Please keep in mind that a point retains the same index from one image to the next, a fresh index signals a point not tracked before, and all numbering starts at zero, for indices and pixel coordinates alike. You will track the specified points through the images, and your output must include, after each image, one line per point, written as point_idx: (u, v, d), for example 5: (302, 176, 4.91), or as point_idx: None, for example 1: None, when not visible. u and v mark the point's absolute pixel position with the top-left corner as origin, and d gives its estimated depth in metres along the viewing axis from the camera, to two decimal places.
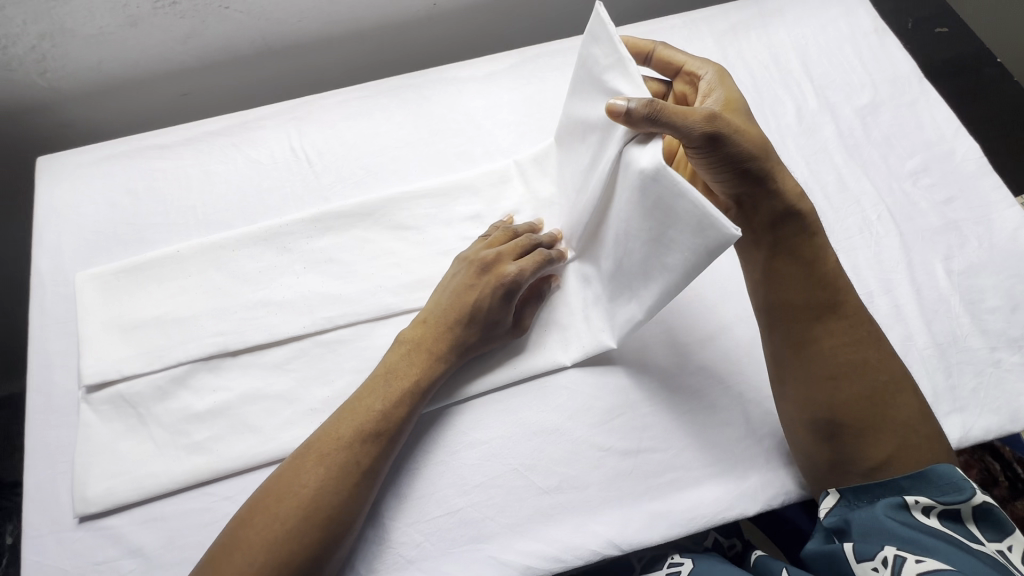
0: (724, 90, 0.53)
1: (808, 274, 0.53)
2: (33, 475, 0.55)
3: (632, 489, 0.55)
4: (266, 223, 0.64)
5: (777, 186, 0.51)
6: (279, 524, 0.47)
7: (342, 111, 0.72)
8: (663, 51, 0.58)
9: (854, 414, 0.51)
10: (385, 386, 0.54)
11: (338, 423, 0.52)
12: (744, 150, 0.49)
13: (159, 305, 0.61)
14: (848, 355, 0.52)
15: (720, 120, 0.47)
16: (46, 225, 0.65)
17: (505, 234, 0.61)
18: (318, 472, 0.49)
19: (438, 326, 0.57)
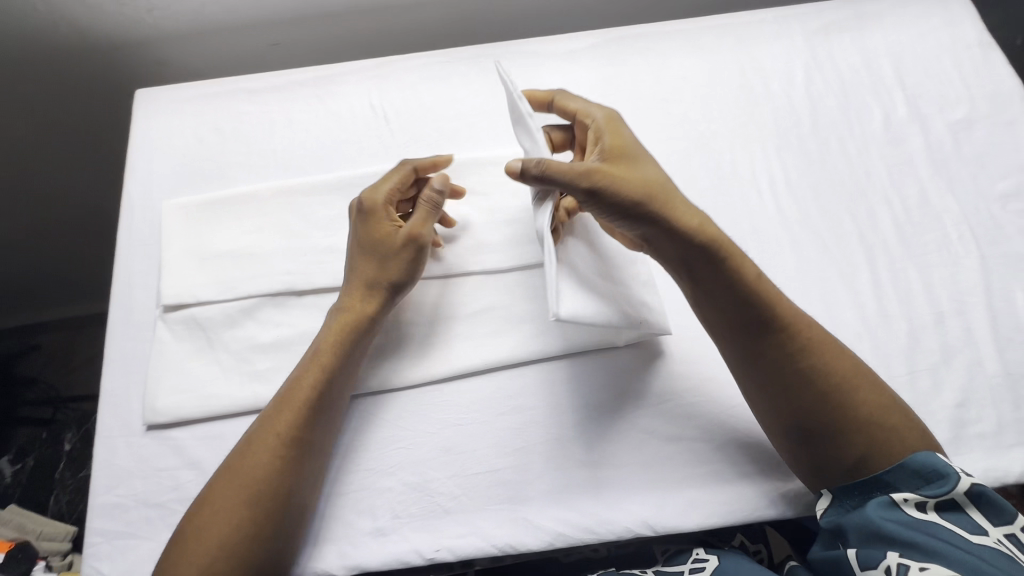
0: (611, 136, 0.54)
1: (734, 305, 0.51)
2: (112, 380, 0.59)
3: (670, 474, 0.56)
4: (341, 173, 0.66)
5: (676, 224, 0.50)
6: (276, 445, 0.49)
7: (423, 74, 0.73)
8: (560, 100, 0.57)
9: (831, 417, 0.49)
10: (338, 323, 0.55)
11: (274, 410, 0.51)
12: (632, 196, 0.49)
13: (234, 240, 0.63)
14: (793, 369, 0.50)
15: (599, 175, 0.48)
16: (139, 153, 0.69)
17: (407, 172, 0.59)
18: (262, 453, 0.48)
19: (358, 298, 0.56)
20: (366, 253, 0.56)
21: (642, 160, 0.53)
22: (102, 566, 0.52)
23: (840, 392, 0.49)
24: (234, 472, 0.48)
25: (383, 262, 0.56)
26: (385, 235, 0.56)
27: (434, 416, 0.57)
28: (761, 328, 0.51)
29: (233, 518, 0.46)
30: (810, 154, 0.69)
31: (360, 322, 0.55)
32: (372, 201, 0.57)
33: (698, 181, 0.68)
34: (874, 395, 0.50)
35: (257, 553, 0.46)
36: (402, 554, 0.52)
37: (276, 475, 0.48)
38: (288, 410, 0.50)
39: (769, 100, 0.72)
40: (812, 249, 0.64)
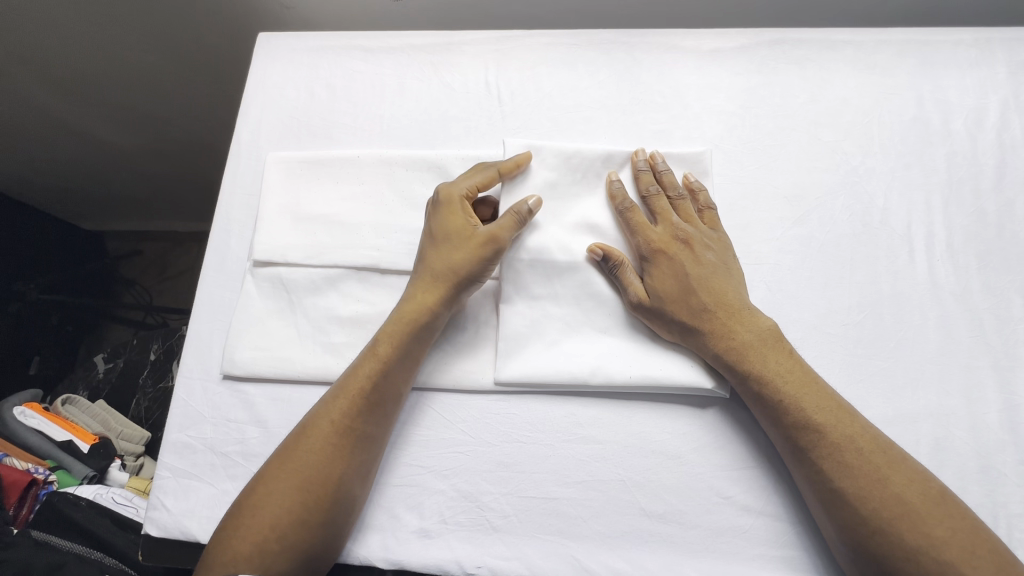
0: (694, 234, 0.56)
1: (779, 412, 0.49)
2: (200, 322, 0.61)
3: (740, 548, 0.50)
4: (444, 152, 0.63)
5: (732, 328, 0.52)
6: (331, 434, 0.49)
7: (547, 55, 0.68)
8: (655, 200, 0.57)
9: (894, 522, 0.44)
10: (398, 313, 0.54)
11: (327, 406, 0.51)
12: (677, 308, 0.53)
13: (329, 205, 0.62)
14: (872, 482, 0.45)
15: (654, 294, 0.54)
16: (253, 99, 0.69)
17: (489, 172, 0.58)
18: (325, 450, 0.49)
19: (420, 298, 0.54)
20: (437, 249, 0.55)
21: (713, 267, 0.54)
22: (166, 499, 0.55)
23: (892, 492, 0.45)
24: (296, 458, 0.49)
25: (450, 258, 0.55)
26: (458, 228, 0.55)
27: (498, 427, 0.55)
28: (788, 429, 0.49)
29: (290, 505, 0.47)
30: (985, 216, 0.58)
31: (422, 311, 0.54)
32: (447, 193, 0.56)
33: (838, 225, 0.59)
34: (934, 498, 0.45)
35: (312, 543, 0.47)
36: (442, 561, 0.51)
37: (340, 469, 0.49)
38: (342, 403, 0.51)
39: (946, 141, 0.61)
40: (963, 330, 0.55)
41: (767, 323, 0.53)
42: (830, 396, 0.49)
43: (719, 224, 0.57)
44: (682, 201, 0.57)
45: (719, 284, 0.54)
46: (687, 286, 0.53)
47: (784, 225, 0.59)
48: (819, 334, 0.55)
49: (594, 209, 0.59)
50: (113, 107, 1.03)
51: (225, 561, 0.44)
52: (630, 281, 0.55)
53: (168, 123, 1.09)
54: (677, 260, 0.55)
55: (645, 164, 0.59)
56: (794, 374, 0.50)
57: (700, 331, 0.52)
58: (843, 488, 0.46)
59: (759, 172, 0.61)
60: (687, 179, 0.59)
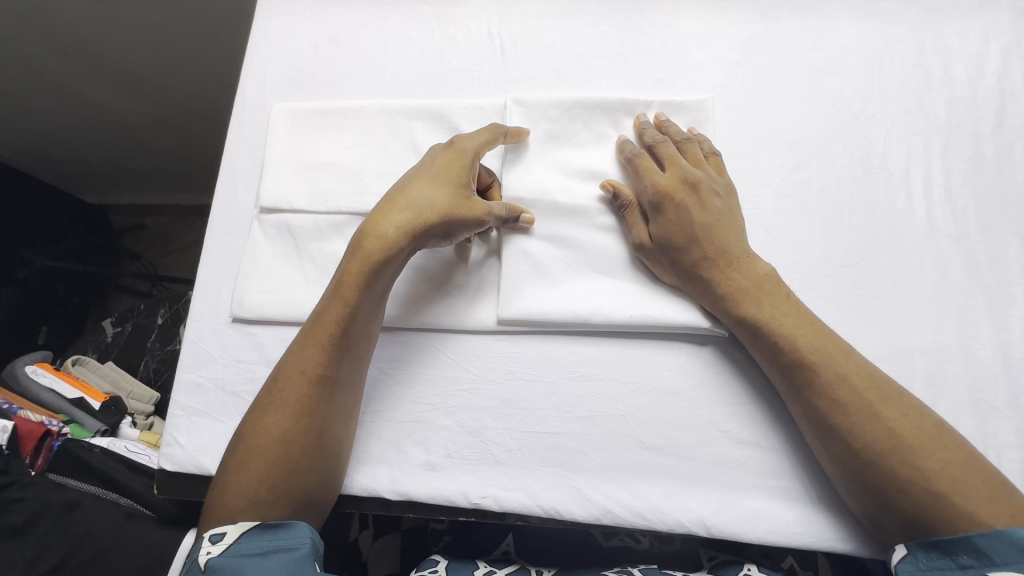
0: (701, 180, 0.56)
1: (774, 354, 0.50)
2: (208, 267, 0.62)
3: (737, 479, 0.52)
4: (445, 101, 0.64)
5: (726, 278, 0.53)
6: (302, 377, 0.50)
7: (549, 6, 0.68)
8: (663, 147, 0.57)
9: (887, 457, 0.45)
10: (361, 250, 0.52)
11: (301, 347, 0.51)
12: (682, 254, 0.54)
13: (334, 153, 0.63)
14: (863, 423, 0.46)
15: (661, 238, 0.54)
16: (257, 52, 0.69)
17: (497, 134, 0.57)
18: (301, 390, 0.49)
19: (383, 238, 0.52)
20: (413, 189, 0.54)
21: (714, 214, 0.55)
22: (179, 436, 0.56)
23: (886, 428, 0.45)
24: (273, 398, 0.50)
25: (424, 201, 0.53)
26: (449, 174, 0.54)
27: (502, 366, 0.56)
28: (785, 370, 0.50)
29: (280, 442, 0.48)
30: (983, 160, 0.59)
31: (388, 248, 0.52)
32: (462, 143, 0.56)
33: (838, 170, 0.59)
34: (931, 434, 0.45)
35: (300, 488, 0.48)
36: (448, 492, 0.53)
37: (319, 411, 0.49)
38: (311, 344, 0.51)
39: (946, 88, 0.61)
40: (959, 271, 0.55)
41: (766, 269, 0.53)
42: (828, 337, 0.50)
43: (725, 174, 0.57)
44: (689, 148, 0.58)
45: (723, 231, 0.54)
46: (691, 231, 0.54)
47: (783, 170, 0.59)
48: (817, 276, 0.56)
49: (596, 157, 0.60)
50: (112, 73, 1.03)
51: (236, 491, 0.47)
52: (636, 224, 0.56)
53: (169, 89, 1.10)
54: (683, 206, 0.55)
55: (651, 124, 0.60)
56: (789, 317, 0.51)
57: (700, 275, 0.53)
58: (837, 423, 0.47)
59: (760, 119, 0.61)
60: (694, 135, 0.60)
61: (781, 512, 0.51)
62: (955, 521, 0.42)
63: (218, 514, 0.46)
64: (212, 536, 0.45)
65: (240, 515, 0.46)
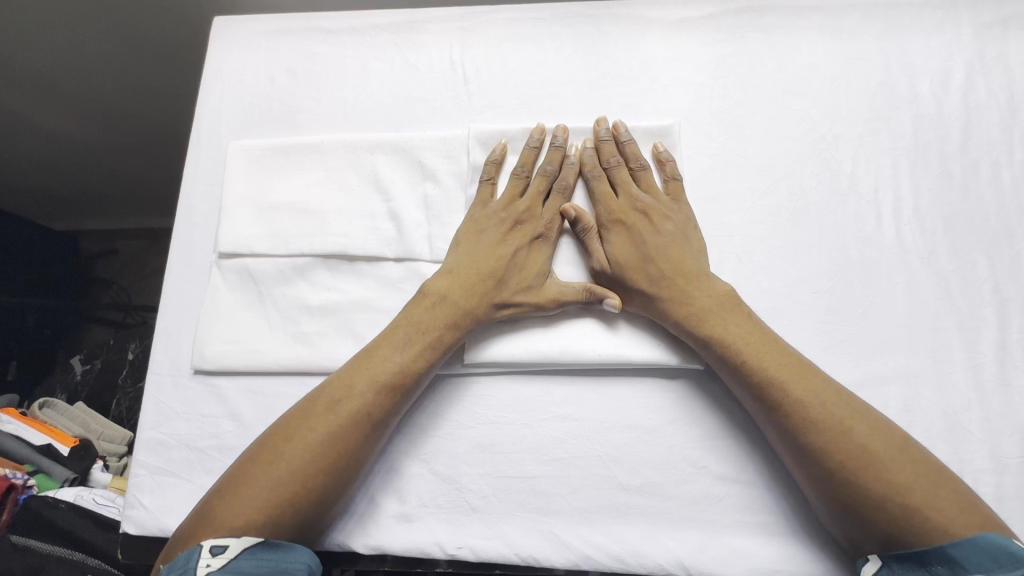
0: (653, 203, 0.56)
1: (742, 374, 0.50)
2: (167, 316, 0.59)
3: (716, 516, 0.51)
4: (408, 134, 0.62)
5: (684, 295, 0.52)
6: (358, 418, 0.49)
7: (512, 31, 0.66)
8: (618, 171, 0.58)
9: (859, 474, 0.44)
10: (453, 303, 0.53)
11: (354, 372, 0.51)
12: (643, 279, 0.54)
13: (294, 192, 0.61)
14: (838, 437, 0.46)
15: (617, 265, 0.55)
16: (212, 87, 0.67)
17: (534, 155, 0.59)
18: (329, 420, 0.49)
19: (475, 282, 0.54)
20: (497, 249, 0.56)
21: (669, 236, 0.55)
22: (143, 497, 0.54)
23: (855, 441, 0.46)
24: (313, 429, 0.48)
25: (506, 264, 0.55)
26: (516, 221, 0.56)
27: (474, 409, 0.55)
28: (754, 389, 0.49)
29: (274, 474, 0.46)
30: (950, 177, 0.58)
31: (478, 315, 0.54)
32: (538, 185, 0.58)
33: (808, 193, 0.59)
34: (897, 443, 0.46)
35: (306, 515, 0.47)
36: (423, 543, 0.51)
37: (362, 450, 0.49)
38: (373, 386, 0.50)
39: (912, 105, 0.60)
40: (930, 293, 0.55)
41: (725, 289, 0.53)
42: (789, 356, 0.50)
43: (682, 197, 0.57)
44: (643, 172, 0.58)
45: (676, 252, 0.54)
46: (645, 254, 0.54)
47: (753, 195, 0.59)
48: (790, 303, 0.55)
49: None
50: (69, 104, 1.01)
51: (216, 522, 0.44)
52: (594, 248, 0.56)
53: (128, 115, 1.07)
54: (636, 230, 0.55)
55: (609, 133, 0.59)
56: (755, 336, 0.50)
57: (660, 297, 0.53)
58: (807, 429, 0.47)
59: (728, 143, 0.60)
60: (655, 150, 0.59)
61: (761, 548, 0.50)
62: (932, 536, 0.42)
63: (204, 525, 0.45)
64: (215, 547, 0.42)
65: (230, 529, 0.44)
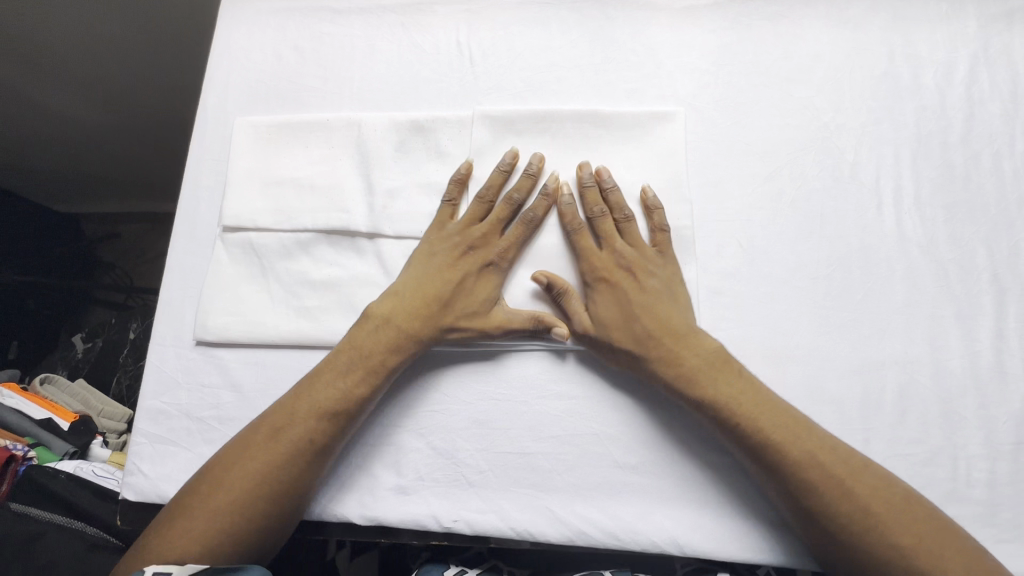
0: (637, 255, 0.55)
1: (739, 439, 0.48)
2: (170, 288, 0.60)
3: (711, 496, 0.52)
4: (413, 114, 0.62)
5: (674, 360, 0.51)
6: (298, 445, 0.49)
7: (519, 15, 0.67)
8: (609, 224, 0.56)
9: (864, 525, 0.45)
10: (396, 326, 0.53)
11: (295, 402, 0.51)
12: (635, 334, 0.52)
13: (299, 168, 0.61)
14: (830, 498, 0.45)
15: (598, 326, 0.54)
16: (219, 64, 0.67)
17: (501, 181, 0.57)
18: (269, 448, 0.49)
19: (420, 313, 0.54)
20: (445, 276, 0.55)
21: (652, 293, 0.54)
22: (143, 465, 0.55)
23: (857, 501, 0.45)
24: (251, 458, 0.49)
25: (458, 291, 0.55)
26: (463, 245, 0.56)
27: (474, 385, 0.55)
28: (751, 452, 0.48)
29: (247, 496, 0.47)
30: (951, 168, 0.59)
31: (422, 341, 0.53)
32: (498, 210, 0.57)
33: (809, 180, 0.59)
34: (900, 503, 0.45)
35: (255, 537, 0.47)
36: (419, 516, 0.52)
37: (300, 479, 0.49)
38: (316, 414, 0.50)
39: (915, 96, 0.61)
40: (928, 281, 0.56)
41: (715, 345, 0.52)
42: (787, 414, 0.49)
43: (669, 248, 0.56)
44: (629, 223, 0.56)
45: (663, 310, 0.53)
46: (630, 314, 0.53)
47: (754, 181, 0.59)
48: (788, 288, 0.56)
49: (565, 171, 0.59)
50: (74, 85, 1.01)
51: (193, 540, 0.45)
52: (575, 309, 0.54)
53: (137, 98, 1.07)
54: (619, 288, 0.54)
55: (592, 179, 0.57)
56: (745, 393, 0.49)
57: (648, 358, 0.52)
58: (801, 484, 0.46)
59: (732, 130, 0.61)
60: (645, 194, 0.57)
61: (755, 529, 0.51)
62: None
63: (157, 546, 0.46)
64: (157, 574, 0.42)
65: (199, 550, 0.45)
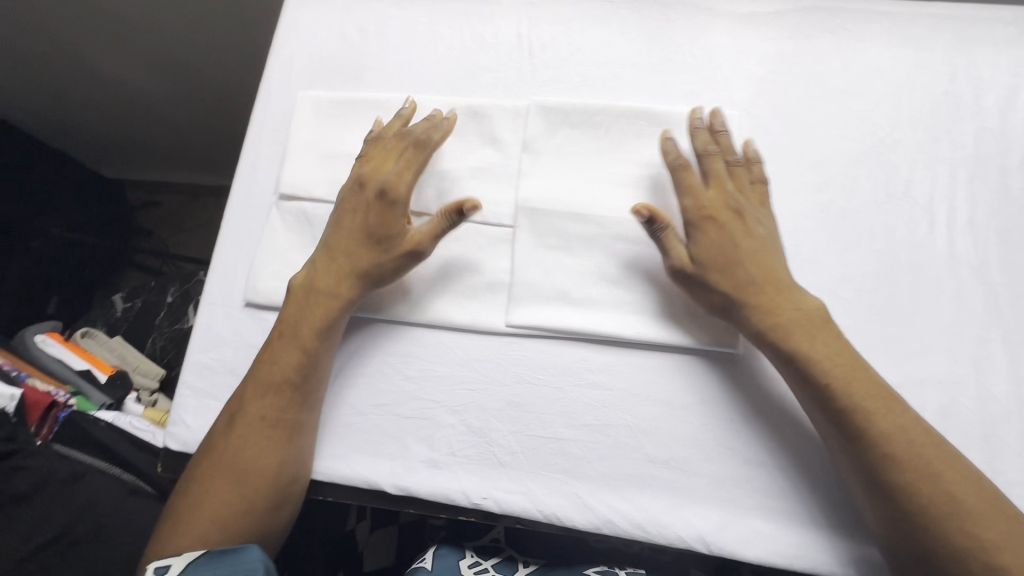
0: (750, 208, 0.54)
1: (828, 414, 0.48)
2: (224, 250, 0.62)
3: (742, 499, 0.51)
4: (470, 99, 0.64)
5: (770, 316, 0.50)
6: (252, 424, 0.51)
7: (581, 11, 0.68)
8: (712, 159, 0.56)
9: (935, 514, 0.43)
10: (321, 293, 0.55)
11: (249, 390, 0.53)
12: (715, 266, 0.52)
13: (355, 144, 0.63)
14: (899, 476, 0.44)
15: (699, 261, 0.53)
16: (285, 39, 0.69)
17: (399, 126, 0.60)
18: (234, 433, 0.51)
19: (341, 272, 0.55)
20: (361, 228, 0.56)
21: (745, 233, 0.53)
22: (186, 416, 0.57)
23: (918, 461, 0.44)
24: (222, 447, 0.51)
25: (350, 227, 0.56)
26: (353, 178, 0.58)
27: (510, 368, 0.56)
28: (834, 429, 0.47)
29: (227, 482, 0.50)
30: (1008, 192, 0.58)
31: (347, 300, 0.55)
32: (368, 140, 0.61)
33: (861, 193, 0.59)
34: (955, 469, 0.44)
35: (249, 517, 0.49)
36: (449, 490, 0.53)
37: (265, 455, 0.51)
38: (259, 389, 0.53)
39: (976, 118, 0.60)
40: (977, 303, 0.55)
41: (816, 304, 0.51)
42: (878, 389, 0.47)
43: (768, 202, 0.56)
44: (738, 166, 0.56)
45: (766, 258, 0.52)
46: (733, 257, 0.52)
47: (805, 190, 0.59)
48: (832, 298, 0.56)
49: (616, 166, 0.60)
50: (135, 50, 1.04)
51: (190, 530, 0.48)
52: (674, 245, 0.54)
53: (194, 69, 1.10)
54: (728, 229, 0.53)
55: (703, 122, 0.58)
56: (828, 348, 0.49)
57: (748, 305, 0.51)
58: (872, 444, 0.45)
59: (786, 138, 0.61)
60: (746, 147, 0.57)
61: (784, 535, 0.50)
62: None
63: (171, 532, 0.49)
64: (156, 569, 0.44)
65: (198, 537, 0.48)
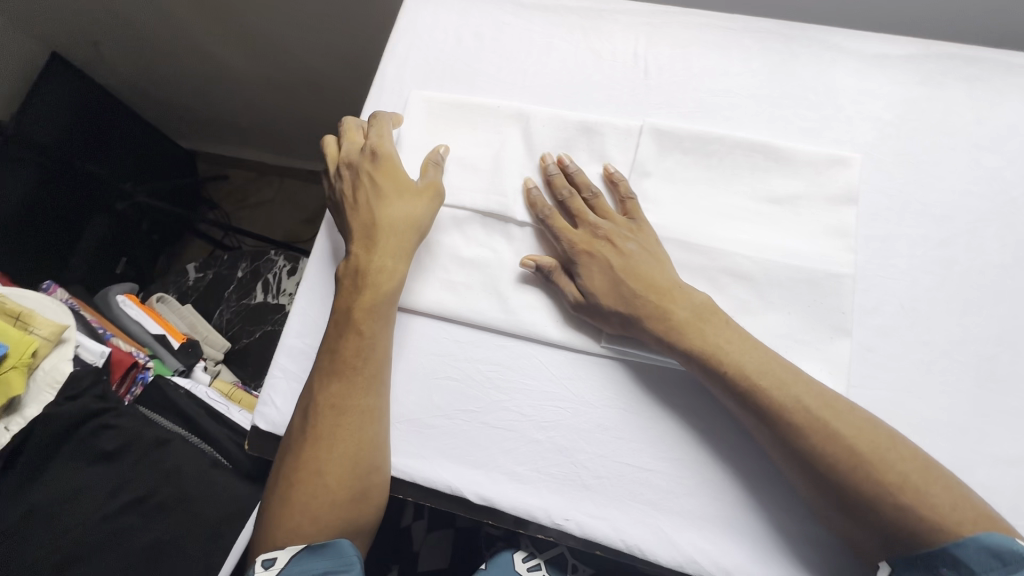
0: (607, 225, 0.56)
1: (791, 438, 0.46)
2: (325, 239, 0.63)
3: (834, 558, 0.49)
4: (582, 114, 0.63)
5: (721, 343, 0.50)
6: (325, 415, 0.52)
7: (700, 36, 0.67)
8: (574, 200, 0.57)
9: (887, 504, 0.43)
10: (356, 272, 0.56)
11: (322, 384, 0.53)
12: (643, 306, 0.52)
13: (465, 148, 0.64)
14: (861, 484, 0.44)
15: (636, 300, 0.53)
16: (402, 37, 0.71)
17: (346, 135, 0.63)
18: (312, 426, 0.52)
19: (359, 248, 0.57)
20: (357, 210, 0.58)
21: (662, 270, 0.54)
22: (276, 397, 0.58)
23: (846, 443, 0.45)
24: (305, 440, 0.52)
25: (356, 207, 0.59)
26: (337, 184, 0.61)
27: (603, 391, 0.55)
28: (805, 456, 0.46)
29: (313, 476, 0.51)
30: None
31: (371, 270, 0.56)
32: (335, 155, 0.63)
33: (986, 253, 0.56)
34: (882, 442, 0.45)
35: (334, 512, 0.50)
36: (531, 507, 0.52)
37: (338, 447, 0.51)
38: (325, 378, 0.53)
39: None
40: None
41: (702, 297, 0.53)
42: (831, 405, 0.47)
43: (638, 215, 0.57)
44: (596, 197, 0.57)
45: (647, 270, 0.54)
46: (615, 278, 0.54)
47: (925, 243, 0.57)
48: (947, 360, 0.53)
49: (727, 197, 0.59)
50: (231, 30, 1.07)
51: (286, 522, 0.50)
52: (565, 283, 0.56)
53: (283, 56, 1.11)
54: (598, 257, 0.55)
55: (554, 167, 0.60)
56: (733, 342, 0.50)
57: (640, 317, 0.52)
58: (799, 438, 0.46)
59: (909, 187, 0.59)
60: (606, 173, 0.59)
61: None
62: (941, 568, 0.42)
63: (268, 539, 0.50)
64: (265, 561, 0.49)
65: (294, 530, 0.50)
